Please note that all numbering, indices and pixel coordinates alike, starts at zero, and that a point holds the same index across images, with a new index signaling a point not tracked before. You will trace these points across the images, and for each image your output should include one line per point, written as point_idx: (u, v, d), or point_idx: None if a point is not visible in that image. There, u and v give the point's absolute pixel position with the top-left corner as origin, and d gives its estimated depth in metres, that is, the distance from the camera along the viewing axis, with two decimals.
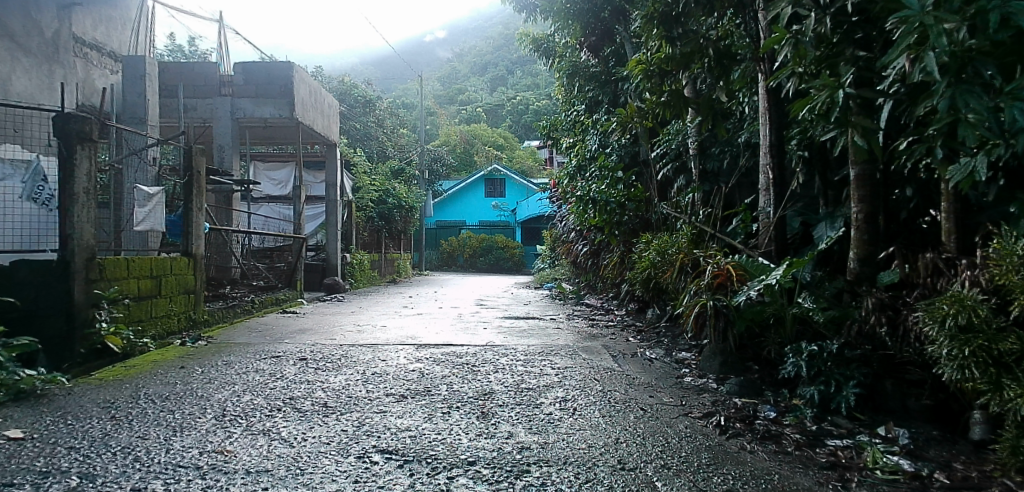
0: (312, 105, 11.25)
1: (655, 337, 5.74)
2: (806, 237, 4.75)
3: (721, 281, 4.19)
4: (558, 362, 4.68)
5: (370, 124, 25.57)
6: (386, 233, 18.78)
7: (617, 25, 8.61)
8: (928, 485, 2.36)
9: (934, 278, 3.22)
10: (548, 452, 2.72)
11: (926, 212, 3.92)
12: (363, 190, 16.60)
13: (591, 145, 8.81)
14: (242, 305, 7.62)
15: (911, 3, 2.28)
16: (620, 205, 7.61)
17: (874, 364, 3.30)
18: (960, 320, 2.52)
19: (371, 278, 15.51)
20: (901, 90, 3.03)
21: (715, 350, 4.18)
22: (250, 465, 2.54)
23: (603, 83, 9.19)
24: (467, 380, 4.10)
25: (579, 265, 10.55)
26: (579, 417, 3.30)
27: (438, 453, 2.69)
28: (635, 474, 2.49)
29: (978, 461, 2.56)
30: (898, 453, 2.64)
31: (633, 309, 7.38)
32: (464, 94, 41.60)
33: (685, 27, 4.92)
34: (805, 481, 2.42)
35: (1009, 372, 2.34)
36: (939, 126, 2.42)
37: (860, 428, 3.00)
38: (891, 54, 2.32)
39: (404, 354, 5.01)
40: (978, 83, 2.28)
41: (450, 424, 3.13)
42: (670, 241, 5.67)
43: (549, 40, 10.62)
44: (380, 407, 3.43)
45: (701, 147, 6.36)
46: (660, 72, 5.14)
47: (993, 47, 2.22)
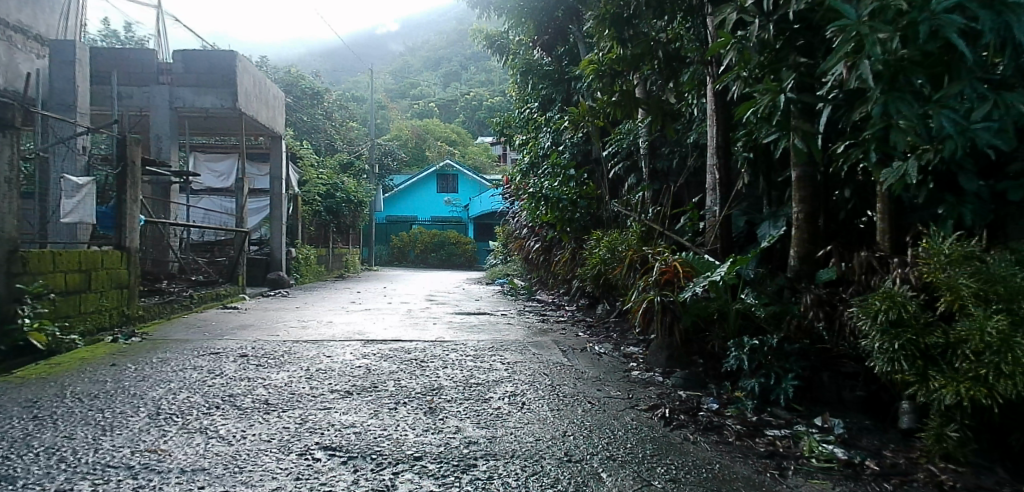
0: (256, 95, 10.92)
1: (604, 331, 5.84)
2: (751, 236, 4.83)
3: (669, 276, 4.31)
4: (509, 357, 4.70)
5: (318, 116, 25.00)
6: (335, 227, 18.36)
7: (571, 25, 8.71)
8: (860, 472, 2.48)
9: (869, 275, 3.35)
10: (496, 446, 2.73)
11: (864, 213, 4.00)
12: (309, 185, 16.19)
13: (545, 143, 8.91)
14: (181, 301, 7.33)
15: (848, 12, 2.38)
16: (572, 202, 7.66)
17: (812, 358, 3.41)
18: (891, 315, 2.63)
19: (318, 273, 15.17)
20: (838, 96, 3.18)
21: (662, 344, 4.30)
22: (186, 463, 2.44)
23: (556, 81, 9.27)
24: (414, 376, 4.06)
25: (531, 262, 10.63)
26: (528, 411, 3.31)
27: (384, 449, 2.66)
28: (581, 466, 2.52)
29: (906, 448, 2.71)
30: (833, 442, 2.77)
31: (584, 305, 7.45)
32: (417, 89, 41.26)
33: (637, 28, 5.02)
34: (744, 470, 2.51)
35: (935, 364, 2.48)
36: (873, 131, 2.55)
37: (797, 419, 3.14)
38: (831, 61, 2.43)
39: (350, 350, 4.91)
40: (908, 90, 2.40)
41: (396, 420, 3.10)
42: (619, 238, 5.74)
43: (503, 37, 10.64)
44: (324, 404, 3.36)
45: (652, 147, 6.50)
46: (612, 71, 5.31)
47: (924, 58, 2.33)
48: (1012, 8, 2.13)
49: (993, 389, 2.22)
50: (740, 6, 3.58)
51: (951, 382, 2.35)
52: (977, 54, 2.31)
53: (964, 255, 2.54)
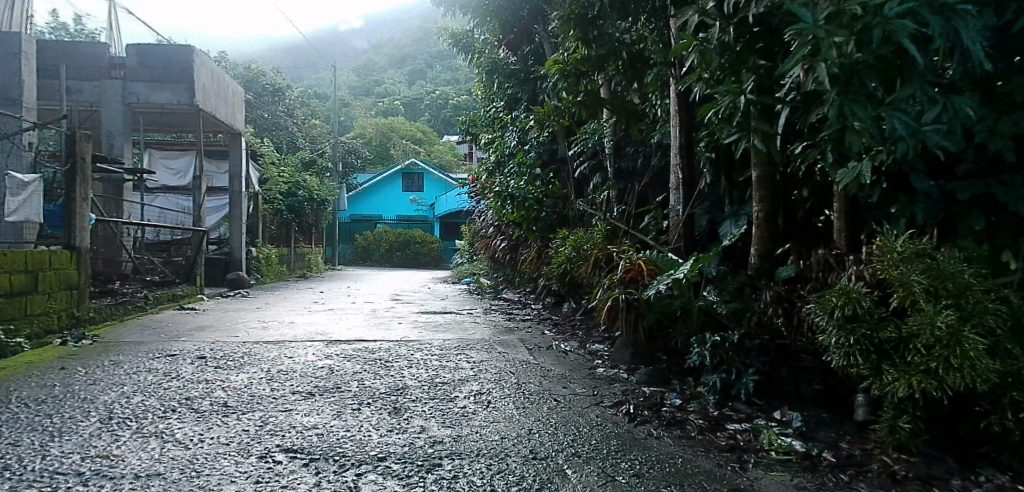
0: (214, 91, 10.64)
1: (570, 329, 5.87)
2: (713, 234, 4.96)
3: (634, 275, 4.37)
4: (474, 356, 4.69)
5: (279, 113, 24.49)
6: (297, 226, 18.03)
7: (536, 24, 8.72)
8: (817, 464, 2.55)
9: (826, 272, 3.43)
10: (461, 445, 2.72)
11: (821, 212, 4.10)
12: (270, 183, 15.86)
13: (511, 141, 8.93)
14: (135, 302, 7.10)
15: (805, 16, 2.45)
16: (538, 201, 7.67)
17: (771, 353, 3.48)
18: (847, 311, 2.69)
19: (280, 273, 14.88)
20: (796, 98, 3.26)
21: (627, 341, 4.35)
22: (140, 469, 2.36)
23: (522, 81, 9.29)
24: (378, 376, 4.01)
25: (498, 260, 10.64)
26: (493, 409, 3.31)
27: (347, 450, 2.62)
28: (546, 463, 2.53)
29: (861, 440, 2.79)
30: (792, 435, 2.85)
31: (550, 303, 7.49)
32: (381, 87, 40.83)
33: (601, 29, 5.07)
34: (706, 464, 2.55)
35: (888, 358, 2.57)
36: (829, 132, 2.63)
37: (757, 413, 3.21)
38: (789, 64, 2.50)
39: (313, 351, 4.83)
40: (863, 92, 2.46)
41: (360, 420, 3.06)
42: (585, 237, 5.78)
43: (468, 35, 10.60)
44: (285, 405, 3.29)
45: (617, 147, 6.58)
46: (576, 72, 5.38)
47: (877, 61, 2.40)
48: (959, 15, 2.22)
49: (942, 382, 2.32)
50: (702, 8, 3.65)
51: (904, 375, 2.43)
52: (928, 58, 2.38)
53: (916, 252, 2.62)
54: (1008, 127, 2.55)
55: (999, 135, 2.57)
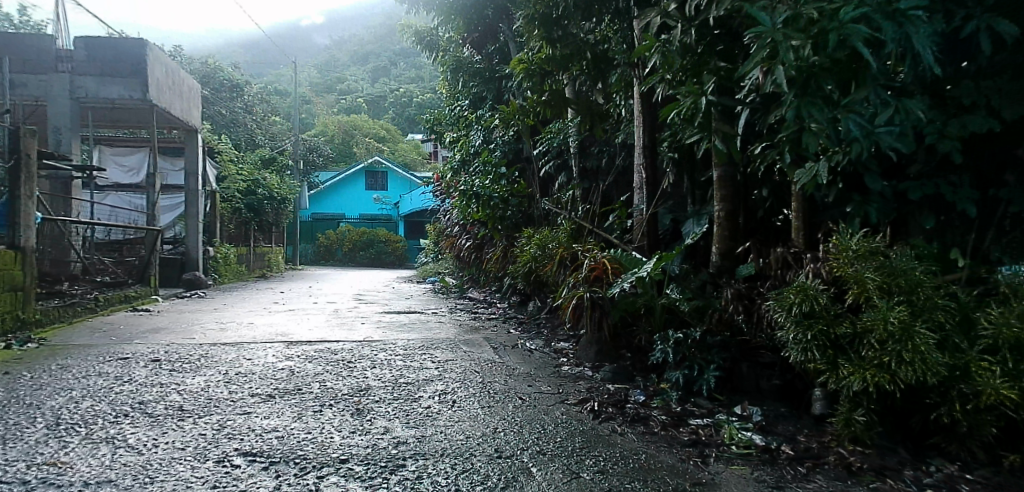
0: (169, 86, 10.33)
1: (536, 327, 5.89)
2: (676, 233, 5.04)
3: (598, 273, 4.37)
4: (439, 356, 4.65)
5: (238, 110, 23.90)
6: (257, 225, 17.63)
7: (501, 23, 8.72)
8: (776, 457, 2.61)
9: (784, 270, 3.51)
10: (425, 445, 2.69)
11: (780, 211, 4.20)
12: (229, 180, 15.48)
13: (476, 140, 8.94)
14: (84, 304, 6.84)
15: (764, 20, 2.51)
16: (504, 200, 7.66)
17: (732, 349, 3.55)
18: (804, 308, 2.75)
19: (238, 273, 14.53)
20: (755, 99, 3.34)
21: (592, 339, 4.38)
22: (90, 476, 2.27)
23: (487, 79, 9.28)
24: (341, 377, 3.94)
25: (463, 259, 10.61)
26: (458, 409, 3.29)
27: (308, 453, 2.57)
28: (511, 461, 2.53)
29: (818, 433, 2.87)
30: (752, 429, 2.91)
31: (516, 302, 7.50)
32: (344, 84, 40.26)
33: (565, 29, 5.10)
34: (668, 459, 2.59)
35: (844, 353, 2.64)
36: (787, 133, 2.69)
37: (719, 408, 3.27)
38: (748, 65, 2.55)
39: (273, 352, 4.72)
40: (819, 95, 2.54)
41: (321, 422, 3.00)
42: (550, 236, 5.80)
43: (433, 33, 10.53)
44: (244, 408, 3.21)
45: (581, 146, 6.63)
46: (541, 71, 5.49)
47: (833, 65, 2.48)
48: (910, 20, 2.31)
49: (895, 375, 2.40)
50: (664, 10, 3.70)
51: (859, 370, 2.50)
52: (881, 63, 2.47)
53: (870, 250, 2.74)
54: (956, 130, 2.66)
55: (948, 137, 2.68)
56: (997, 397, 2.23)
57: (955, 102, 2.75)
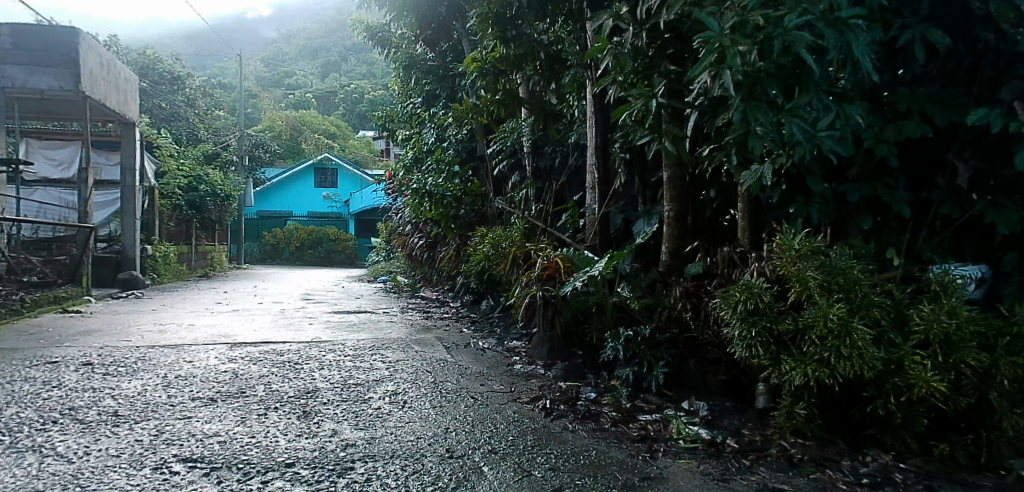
0: (104, 77, 9.82)
1: (489, 326, 5.89)
2: (627, 232, 5.13)
3: (551, 272, 4.40)
4: (390, 356, 4.59)
5: (179, 103, 22.98)
6: (199, 222, 16.99)
7: (454, 21, 8.67)
8: (721, 450, 2.68)
9: (731, 269, 3.60)
10: (375, 447, 2.65)
11: (727, 211, 4.32)
12: (169, 176, 14.86)
13: (428, 138, 8.96)
14: (8, 306, 6.44)
15: (713, 25, 2.55)
16: (457, 198, 7.62)
17: (680, 346, 3.62)
18: (749, 306, 2.81)
19: (179, 272, 13.96)
20: (703, 102, 3.41)
21: (544, 338, 4.40)
22: (14, 487, 2.14)
23: (440, 77, 9.24)
24: (287, 379, 3.84)
25: (415, 258, 10.50)
26: (409, 409, 3.25)
27: (252, 457, 2.49)
28: (463, 461, 2.51)
29: (761, 426, 2.96)
30: (699, 423, 2.98)
31: (469, 301, 7.47)
32: (291, 79, 39.26)
33: (519, 29, 5.11)
34: (618, 455, 2.63)
35: (786, 349, 2.72)
36: (734, 136, 2.76)
37: (667, 404, 3.33)
38: (697, 69, 2.60)
39: (215, 354, 4.55)
40: (764, 99, 2.61)
41: (267, 426, 2.91)
42: (503, 235, 5.80)
43: (384, 29, 10.38)
44: (183, 413, 3.08)
45: (535, 146, 6.67)
46: (495, 71, 5.67)
47: (778, 70, 2.56)
48: (850, 29, 2.42)
49: (833, 370, 2.49)
50: (616, 13, 3.76)
51: (800, 364, 2.59)
52: (823, 70, 2.56)
53: (811, 250, 2.84)
54: (892, 136, 2.80)
55: (883, 142, 2.82)
56: (928, 389, 2.36)
57: (891, 108, 2.89)
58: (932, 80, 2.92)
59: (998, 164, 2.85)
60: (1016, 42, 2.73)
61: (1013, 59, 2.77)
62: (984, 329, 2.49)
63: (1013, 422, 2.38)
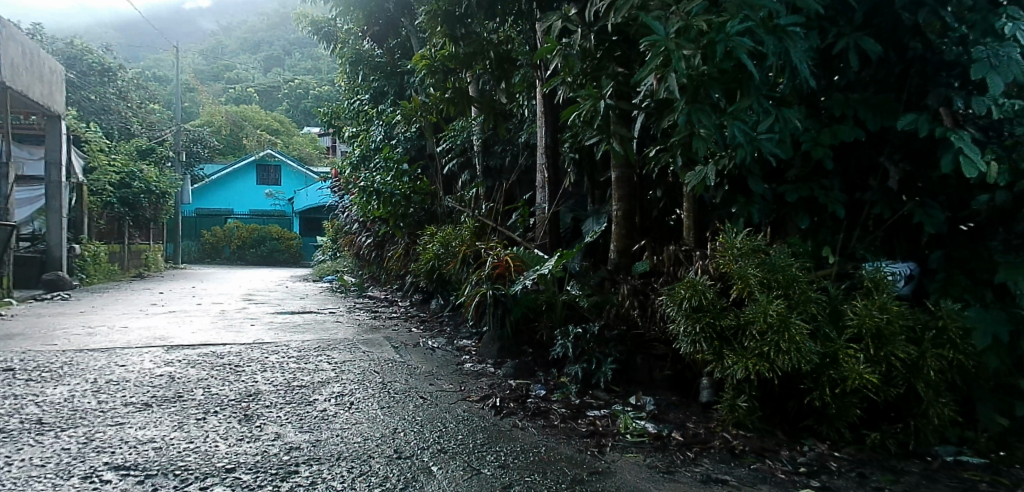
0: (25, 67, 9.22)
1: (438, 326, 5.84)
2: (576, 231, 5.19)
3: (501, 271, 4.42)
4: (336, 357, 4.49)
5: (110, 96, 21.84)
6: (131, 220, 16.19)
7: (402, 18, 8.55)
8: (667, 443, 2.74)
9: (676, 267, 3.68)
10: (320, 450, 2.58)
11: (673, 211, 4.43)
12: (98, 172, 14.10)
13: (375, 136, 8.80)
14: None
15: (658, 28, 2.58)
16: (406, 197, 7.53)
17: (627, 342, 3.67)
18: (694, 302, 2.87)
19: (109, 272, 13.26)
20: (650, 104, 3.49)
21: (494, 336, 4.37)
22: None
23: (388, 74, 9.12)
24: (228, 382, 3.70)
25: (363, 257, 10.30)
26: (356, 410, 3.19)
27: (189, 463, 2.39)
28: (411, 462, 2.48)
29: (705, 419, 3.04)
30: (646, 418, 3.04)
31: (418, 300, 7.39)
32: (232, 73, 37.94)
33: (468, 27, 5.07)
34: (567, 450, 2.65)
35: (728, 344, 2.79)
36: (679, 137, 2.84)
37: (615, 400, 3.38)
38: (643, 72, 2.63)
39: (149, 358, 4.35)
40: (708, 103, 2.67)
41: (206, 430, 2.80)
42: (453, 233, 5.76)
43: (329, 24, 10.13)
44: (115, 419, 2.92)
45: (485, 145, 6.66)
46: (444, 68, 5.51)
47: (721, 74, 2.62)
48: (789, 36, 2.52)
49: (773, 364, 2.59)
50: (564, 15, 3.80)
51: (742, 359, 2.67)
52: (763, 74, 2.65)
53: (752, 248, 2.94)
54: (828, 138, 2.93)
55: (820, 145, 2.94)
56: (861, 381, 2.48)
57: (827, 113, 3.03)
58: (865, 86, 3.09)
59: (926, 166, 3.01)
60: (941, 51, 2.91)
61: (939, 68, 2.95)
62: (913, 323, 2.63)
63: (937, 410, 2.53)
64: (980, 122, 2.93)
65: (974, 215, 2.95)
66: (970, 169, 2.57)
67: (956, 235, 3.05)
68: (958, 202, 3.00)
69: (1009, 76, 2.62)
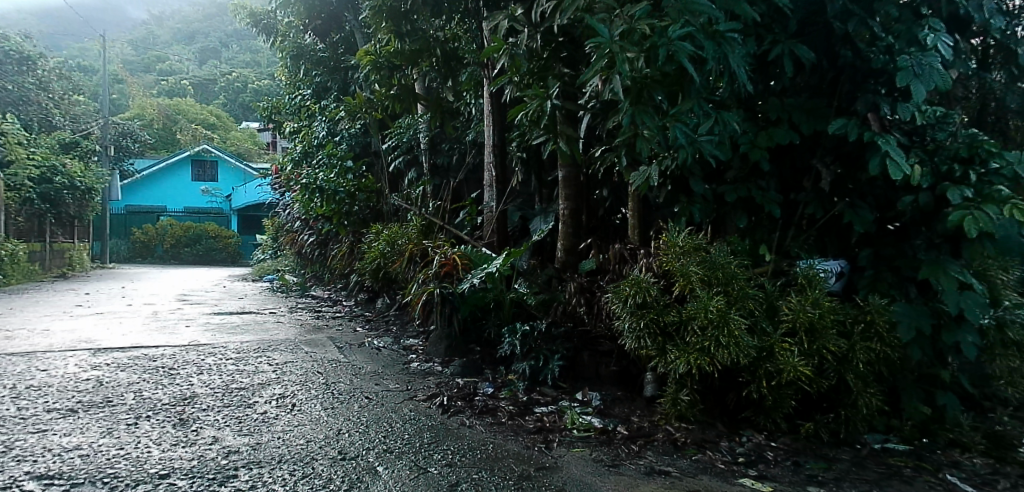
0: None
1: (384, 325, 5.75)
2: (525, 230, 5.23)
3: (448, 269, 4.39)
4: (277, 358, 4.36)
5: (29, 85, 20.51)
6: (53, 217, 15.26)
7: (347, 13, 8.40)
8: (612, 437, 2.79)
9: (622, 265, 3.74)
10: (260, 453, 2.51)
11: (619, 210, 4.52)
12: (16, 166, 13.23)
13: (318, 132, 8.59)
14: None
15: (603, 31, 2.61)
16: (350, 195, 7.40)
17: (574, 339, 3.73)
18: (638, 299, 2.93)
19: (28, 272, 12.45)
20: (596, 105, 3.55)
21: (441, 335, 4.30)
22: None
23: (332, 69, 8.93)
24: (161, 386, 3.54)
25: (306, 256, 10.05)
26: (298, 412, 3.10)
27: (120, 470, 2.28)
28: (356, 463, 2.44)
29: (649, 413, 3.11)
30: (592, 413, 3.09)
31: (363, 300, 7.26)
32: (165, 63, 36.34)
33: (414, 24, 5.02)
34: (514, 447, 2.66)
35: (671, 339, 2.86)
36: (623, 137, 2.89)
37: (562, 396, 3.41)
38: (588, 74, 2.65)
39: (74, 362, 4.11)
40: (651, 105, 2.74)
41: (137, 436, 2.67)
42: (399, 231, 5.69)
43: (269, 16, 9.84)
44: (37, 426, 2.75)
45: (432, 143, 6.61)
46: (389, 65, 5.42)
47: (664, 77, 2.69)
48: (728, 42, 2.61)
49: (713, 358, 2.67)
50: (512, 14, 3.82)
51: (684, 354, 2.74)
52: (704, 78, 2.72)
53: (694, 246, 3.02)
54: (764, 141, 3.06)
55: (757, 147, 3.07)
56: (796, 374, 2.59)
57: (764, 116, 3.17)
58: (801, 91, 3.25)
59: (855, 168, 3.17)
60: (869, 59, 3.01)
61: (868, 75, 3.09)
62: (843, 317, 2.77)
63: (866, 400, 2.68)
64: (905, 127, 3.15)
65: (900, 216, 3.09)
66: (896, 171, 2.73)
67: (884, 235, 3.18)
68: (885, 202, 3.15)
69: (929, 84, 2.80)
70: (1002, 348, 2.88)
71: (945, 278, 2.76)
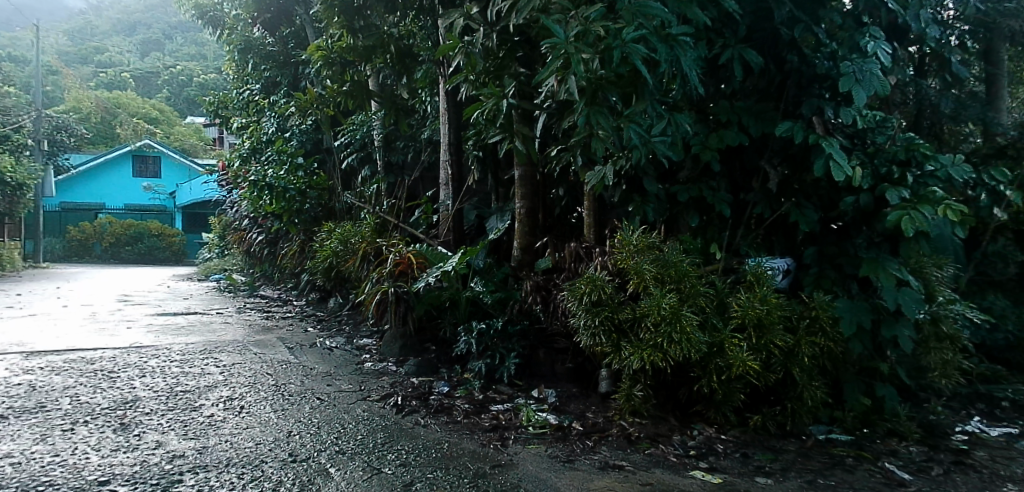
0: None
1: (336, 325, 5.64)
2: (481, 228, 5.21)
3: (403, 268, 4.31)
4: (224, 360, 4.21)
5: None
6: None
7: (297, 7, 8.23)
8: (568, 433, 2.81)
9: (577, 263, 3.76)
10: (206, 458, 2.41)
11: (574, 209, 4.57)
12: None
13: (267, 128, 8.38)
14: None
15: (558, 31, 2.61)
16: (301, 192, 7.25)
17: (530, 337, 3.74)
18: (593, 297, 2.96)
19: None
20: (552, 105, 3.57)
21: (396, 334, 4.24)
22: None
23: (282, 64, 8.74)
24: (99, 389, 3.37)
25: (254, 255, 9.77)
26: (246, 415, 3.01)
27: (56, 478, 2.16)
28: (307, 464, 2.38)
29: (603, 409, 3.14)
30: (547, 410, 3.10)
31: (314, 300, 7.10)
32: (104, 55, 34.84)
33: (368, 20, 4.95)
34: (470, 445, 2.65)
35: (625, 336, 2.89)
36: (579, 136, 2.91)
37: (517, 394, 3.41)
38: (544, 74, 2.64)
39: (4, 366, 3.88)
40: (605, 105, 2.77)
41: (74, 442, 2.53)
42: (353, 230, 5.59)
43: (215, 8, 9.50)
44: None
45: (386, 140, 6.53)
46: (341, 61, 5.33)
47: (619, 78, 2.74)
48: (679, 44, 2.66)
49: (665, 354, 2.72)
50: (467, 13, 3.80)
51: (637, 350, 2.77)
52: (656, 79, 2.76)
53: (648, 245, 3.07)
54: (715, 143, 3.13)
55: (708, 148, 3.15)
56: (744, 368, 2.66)
57: (715, 118, 3.24)
58: (749, 95, 3.35)
59: (801, 170, 3.28)
60: (814, 65, 3.16)
61: (812, 80, 3.20)
62: (789, 313, 2.86)
63: (810, 393, 2.78)
64: (847, 131, 3.27)
65: (842, 216, 3.20)
66: (838, 173, 2.84)
67: (828, 234, 3.29)
68: (829, 203, 3.26)
69: (870, 89, 2.91)
70: (936, 341, 3.04)
71: (884, 275, 2.88)
